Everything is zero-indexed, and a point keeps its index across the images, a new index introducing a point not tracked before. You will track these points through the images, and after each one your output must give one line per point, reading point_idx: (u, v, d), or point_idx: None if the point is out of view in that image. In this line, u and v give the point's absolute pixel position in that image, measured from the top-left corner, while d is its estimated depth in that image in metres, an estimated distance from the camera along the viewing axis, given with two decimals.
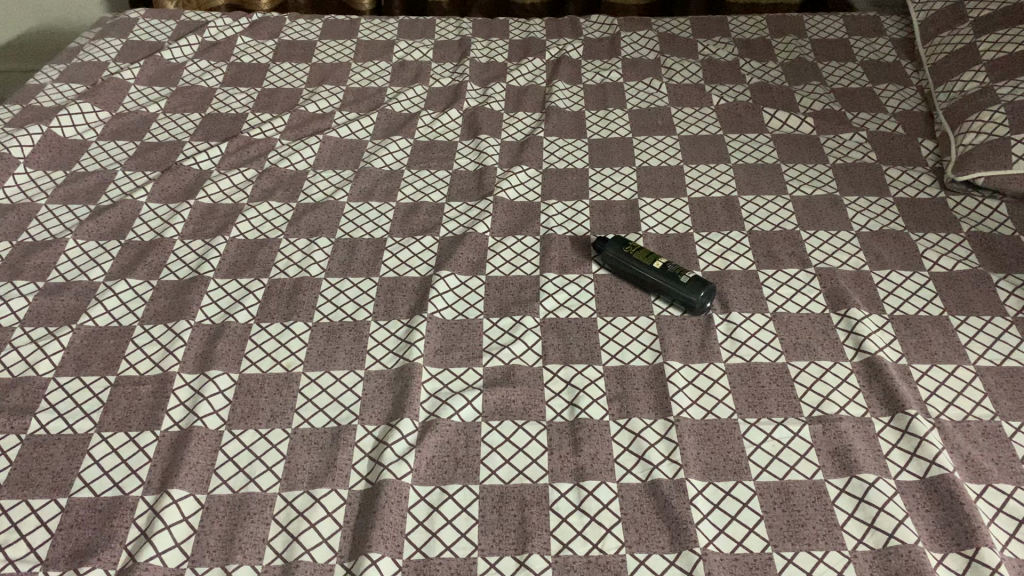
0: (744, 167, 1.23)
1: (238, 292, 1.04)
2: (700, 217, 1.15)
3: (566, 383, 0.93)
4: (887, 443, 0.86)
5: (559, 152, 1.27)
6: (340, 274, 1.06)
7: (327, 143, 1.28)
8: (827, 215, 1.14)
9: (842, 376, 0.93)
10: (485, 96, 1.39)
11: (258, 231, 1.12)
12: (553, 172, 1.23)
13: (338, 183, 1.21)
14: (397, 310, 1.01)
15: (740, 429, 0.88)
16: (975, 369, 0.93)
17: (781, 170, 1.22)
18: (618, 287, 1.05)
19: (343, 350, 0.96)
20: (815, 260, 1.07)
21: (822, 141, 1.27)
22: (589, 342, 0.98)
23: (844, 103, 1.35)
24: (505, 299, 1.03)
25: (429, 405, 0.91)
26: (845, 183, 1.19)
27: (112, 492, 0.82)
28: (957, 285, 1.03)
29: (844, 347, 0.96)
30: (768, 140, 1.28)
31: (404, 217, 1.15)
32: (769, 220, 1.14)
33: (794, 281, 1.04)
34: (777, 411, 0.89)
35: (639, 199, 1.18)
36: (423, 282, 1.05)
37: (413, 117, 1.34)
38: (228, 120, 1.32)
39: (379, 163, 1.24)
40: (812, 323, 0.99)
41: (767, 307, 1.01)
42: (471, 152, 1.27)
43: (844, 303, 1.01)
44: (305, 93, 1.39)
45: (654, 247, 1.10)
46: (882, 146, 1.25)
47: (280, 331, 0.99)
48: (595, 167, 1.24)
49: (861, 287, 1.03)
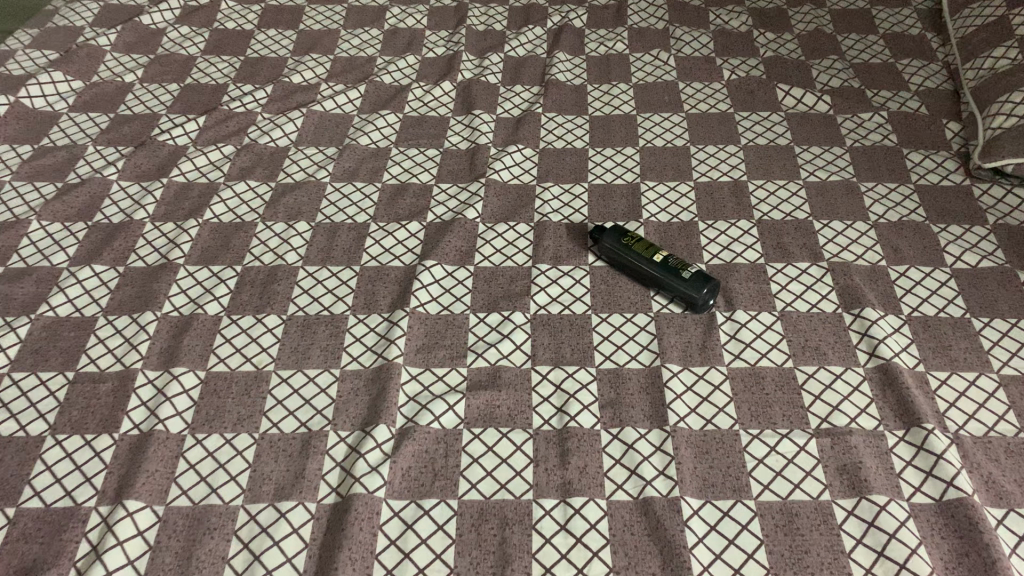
0: (755, 149, 1.15)
1: (208, 281, 0.97)
2: (706, 204, 1.07)
3: (556, 388, 0.86)
4: (901, 460, 0.79)
5: (557, 130, 1.19)
6: (318, 262, 0.99)
7: (311, 118, 1.20)
8: (842, 203, 1.06)
9: (853, 385, 0.86)
10: (481, 68, 1.31)
11: (233, 214, 1.06)
12: (551, 152, 1.16)
13: (321, 161, 1.14)
14: (377, 304, 0.95)
15: (741, 442, 0.81)
16: (999, 380, 0.86)
17: (794, 153, 1.14)
18: (616, 281, 0.98)
19: (318, 346, 0.90)
20: (828, 252, 1.00)
21: (840, 122, 1.19)
22: (582, 341, 0.91)
23: (864, 79, 1.26)
24: (493, 292, 0.96)
25: (407, 409, 0.85)
26: (863, 168, 1.11)
27: (64, 502, 0.76)
28: (981, 284, 0.95)
29: (856, 351, 0.89)
30: (782, 119, 1.20)
31: (389, 201, 1.08)
32: (780, 208, 1.06)
33: (805, 276, 0.97)
34: (782, 422, 0.83)
35: (641, 183, 1.10)
36: (407, 272, 0.98)
37: (403, 90, 1.26)
38: (207, 92, 1.25)
39: (364, 140, 1.17)
40: (822, 324, 0.92)
41: (775, 305, 0.94)
42: (464, 130, 1.19)
43: (858, 302, 0.93)
44: (290, 62, 1.31)
45: (655, 237, 1.03)
46: (904, 128, 1.17)
47: (252, 324, 0.92)
48: (595, 147, 1.16)
49: (877, 284, 0.96)
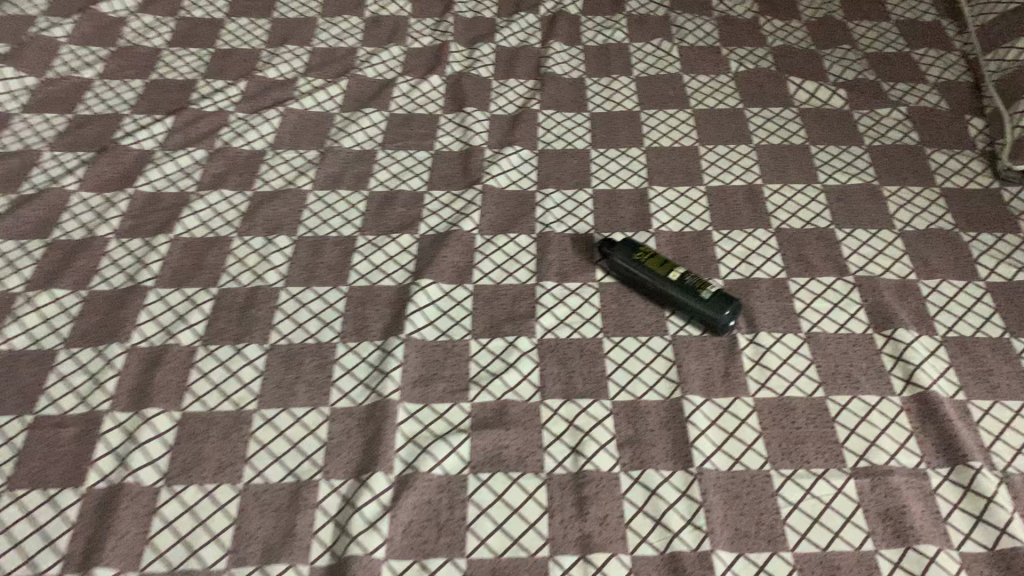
0: (768, 148, 1.08)
1: (181, 306, 0.88)
2: (720, 211, 1.00)
3: (569, 424, 0.79)
4: (947, 503, 0.73)
5: (556, 129, 1.11)
6: (302, 282, 0.91)
7: (289, 117, 1.11)
8: (865, 210, 0.99)
9: (890, 416, 0.79)
10: (471, 60, 1.22)
11: (207, 227, 0.96)
12: (550, 153, 1.07)
13: (301, 167, 1.04)
14: (368, 330, 0.86)
15: (773, 484, 0.75)
16: None
17: (811, 153, 1.07)
18: (627, 300, 0.90)
19: (305, 381, 0.82)
20: (854, 266, 0.93)
21: (857, 118, 1.11)
22: (594, 370, 0.83)
23: (879, 71, 1.19)
24: (495, 315, 0.88)
25: (406, 452, 0.77)
26: (885, 170, 1.04)
27: (24, 571, 0.68)
28: (1019, 300, 0.89)
29: (891, 377, 0.82)
30: (795, 116, 1.12)
31: (377, 211, 0.99)
32: (799, 215, 0.99)
33: (830, 292, 0.90)
34: (816, 460, 0.76)
35: (649, 189, 1.03)
36: (400, 293, 0.90)
37: (388, 85, 1.17)
38: (174, 88, 1.15)
39: (348, 142, 1.08)
40: (852, 346, 0.85)
41: (800, 326, 0.87)
42: (455, 129, 1.11)
43: (889, 322, 0.87)
44: (264, 54, 1.21)
45: (667, 249, 0.95)
46: (925, 125, 1.10)
47: (230, 356, 0.84)
48: (598, 148, 1.08)
49: (908, 301, 0.89)
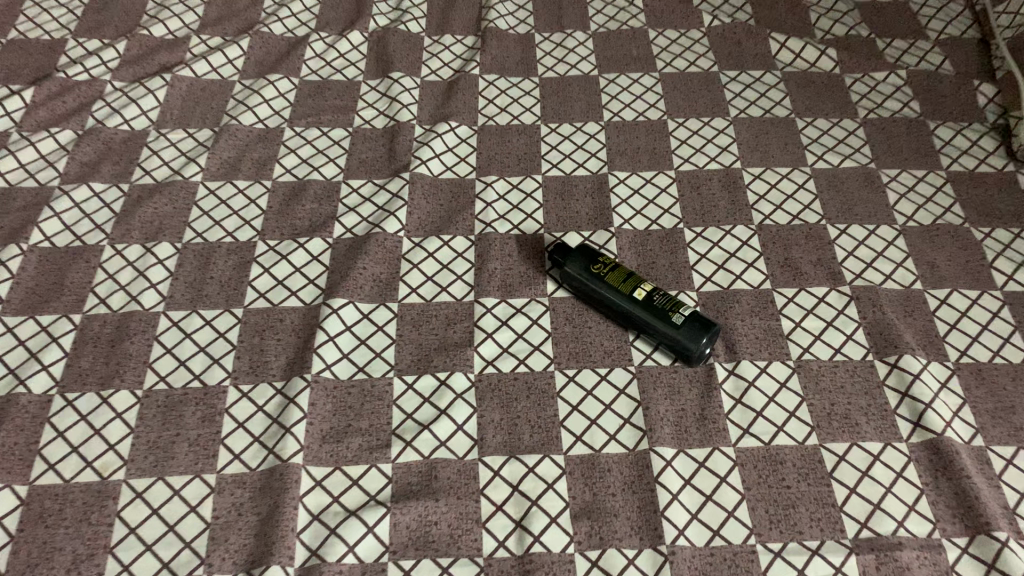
0: (748, 122, 0.92)
1: (34, 340, 0.71)
2: (692, 203, 0.84)
3: (512, 490, 0.65)
4: None
5: (499, 99, 0.94)
6: (187, 306, 0.74)
7: (178, 87, 0.92)
8: (861, 200, 0.84)
9: (897, 470, 0.66)
10: (399, 12, 1.03)
11: (71, 234, 0.79)
12: (493, 130, 0.91)
13: (191, 151, 0.87)
14: (266, 367, 0.71)
15: (760, 564, 0.61)
16: None
17: (797, 128, 0.91)
18: (584, 321, 0.75)
19: (187, 441, 0.66)
20: (849, 273, 0.79)
21: (849, 84, 0.96)
22: (544, 414, 0.69)
23: (873, 26, 1.03)
24: (424, 343, 0.73)
25: (311, 534, 0.62)
26: (882, 150, 0.89)
27: None
28: None
29: (896, 418, 0.69)
30: (778, 80, 0.96)
31: (282, 207, 0.82)
32: (784, 207, 0.84)
33: (823, 308, 0.76)
34: (810, 531, 0.63)
35: (609, 175, 0.87)
36: (308, 317, 0.74)
37: (300, 44, 0.98)
38: (38, 51, 0.95)
39: (249, 118, 0.90)
40: (850, 378, 0.71)
41: (788, 352, 0.73)
42: (380, 99, 0.93)
43: (893, 346, 0.73)
44: (150, 7, 1.01)
45: (631, 253, 0.80)
46: (926, 92, 0.95)
47: (95, 408, 0.68)
48: (548, 123, 0.92)
49: (913, 317, 0.75)
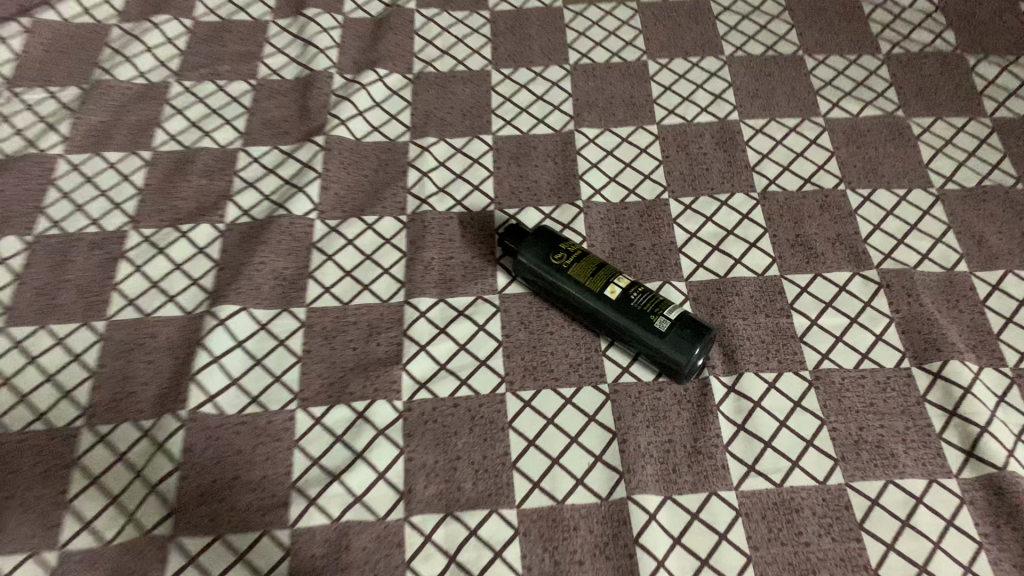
0: (746, 62, 0.75)
1: None
2: (679, 166, 0.68)
3: (448, 561, 0.49)
4: None
5: (440, 41, 0.76)
6: (33, 319, 0.58)
7: (39, 35, 0.74)
8: (886, 158, 0.68)
9: (948, 517, 0.51)
10: None
11: None
12: (432, 79, 0.73)
13: (51, 115, 0.69)
14: (131, 401, 0.54)
15: None
16: None
17: (805, 68, 0.74)
18: (545, 325, 0.59)
19: (19, 506, 0.50)
20: (876, 252, 0.63)
21: (867, 12, 0.79)
22: (491, 454, 0.53)
23: None
24: (338, 361, 0.57)
25: None
26: (911, 93, 0.72)
27: None
28: None
29: (944, 445, 0.54)
30: (781, 9, 0.79)
31: (163, 184, 0.65)
32: (793, 169, 0.68)
33: (845, 300, 0.60)
34: None
35: (575, 134, 0.70)
36: (189, 330, 0.58)
37: None
38: None
39: (127, 72, 0.72)
40: (884, 391, 0.56)
41: (803, 359, 0.57)
42: (291, 44, 0.75)
43: (937, 348, 0.57)
44: None
45: (603, 235, 0.64)
46: (962, 19, 0.78)
47: None
48: (501, 69, 0.74)
49: (959, 308, 0.60)
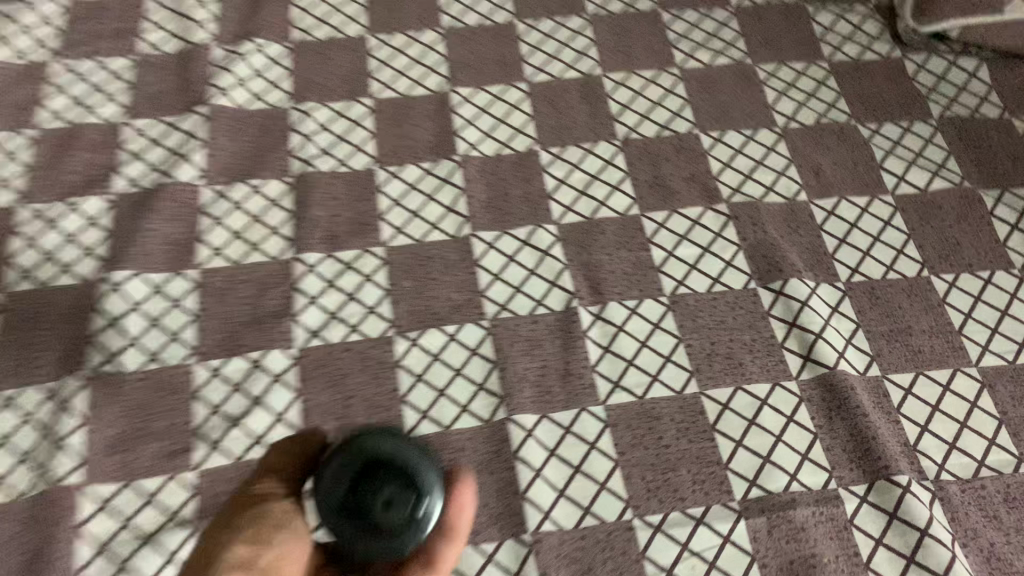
0: (609, 18, 0.80)
1: None
2: (548, 119, 0.73)
3: None
4: (869, 539, 0.53)
5: (316, 8, 0.78)
6: None
7: None
8: (736, 102, 0.74)
9: (788, 414, 0.58)
10: None
11: None
12: (311, 46, 0.75)
13: None
14: (32, 366, 0.57)
15: (639, 541, 0.53)
16: (981, 377, 0.60)
17: (663, 23, 0.80)
18: (427, 270, 0.64)
19: None
20: (726, 187, 0.69)
21: None
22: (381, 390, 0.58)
23: None
24: (232, 315, 0.60)
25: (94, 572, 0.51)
26: (758, 40, 0.79)
27: None
28: (937, 217, 0.68)
29: (786, 353, 0.61)
30: None
31: (49, 160, 0.67)
32: (652, 117, 0.73)
33: (700, 231, 0.66)
34: (694, 496, 0.55)
35: (451, 93, 0.74)
36: (85, 296, 0.60)
37: None
38: None
39: (4, 52, 0.73)
40: (733, 309, 0.62)
41: (661, 287, 0.64)
42: (169, 17, 0.76)
43: (778, 270, 0.64)
44: None
45: (479, 185, 0.68)
46: None
47: None
48: (378, 33, 0.77)
49: (799, 234, 0.67)
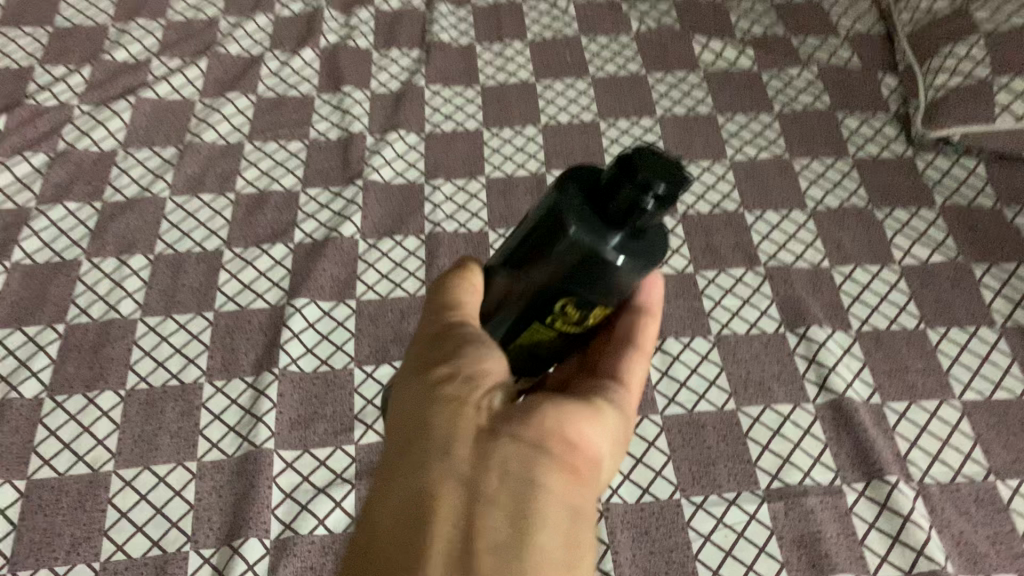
0: (674, 120, 1.00)
1: (24, 348, 0.78)
2: None
3: None
4: (864, 523, 0.69)
5: (444, 107, 1.00)
6: (162, 311, 0.81)
7: (140, 108, 0.98)
8: (775, 188, 0.93)
9: (805, 427, 0.75)
10: (348, 27, 1.10)
11: (50, 250, 0.85)
12: (440, 137, 0.97)
13: (158, 169, 0.93)
14: (237, 365, 0.78)
15: (685, 514, 0.70)
16: (961, 407, 0.76)
17: (718, 124, 1.00)
18: None
19: (168, 433, 0.73)
20: (764, 254, 0.87)
21: (765, 81, 1.04)
22: None
23: (789, 26, 1.12)
24: (381, 335, 0.80)
25: (283, 511, 0.70)
26: (795, 139, 0.98)
27: None
28: (934, 283, 0.84)
29: (805, 382, 0.77)
30: (701, 81, 1.05)
31: (245, 216, 0.89)
32: (706, 197, 0.92)
33: (741, 286, 0.84)
34: (728, 484, 0.72)
35: (547, 174, 0.94)
36: (274, 316, 0.81)
37: (256, 62, 1.05)
38: (7, 79, 1.01)
39: (210, 134, 0.96)
40: (765, 347, 0.80)
41: (709, 328, 0.81)
42: (333, 112, 0.99)
43: (803, 319, 0.81)
44: (111, 32, 1.08)
45: None
46: (836, 86, 1.03)
47: (82, 407, 0.74)
48: (491, 127, 0.99)
49: (821, 292, 0.84)
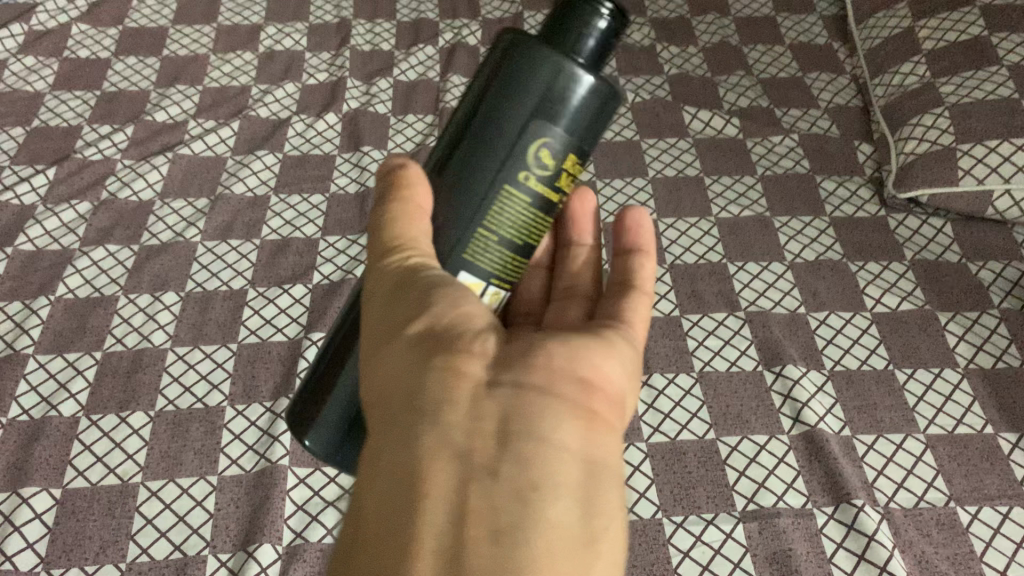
0: (665, 181, 1.09)
1: (63, 372, 0.85)
2: None
3: None
4: (832, 542, 0.74)
5: None
6: (190, 342, 0.89)
7: (176, 163, 1.08)
8: (756, 242, 1.01)
9: (779, 455, 0.80)
10: (368, 95, 1.20)
11: (91, 286, 0.93)
12: None
13: (191, 217, 1.02)
14: (257, 391, 0.85)
15: (665, 531, 0.76)
16: (925, 441, 0.82)
17: (705, 185, 1.08)
18: None
19: (191, 450, 0.80)
20: (744, 300, 0.94)
21: (750, 147, 1.13)
22: None
23: (773, 98, 1.21)
24: None
25: (294, 521, 0.76)
26: (776, 199, 1.06)
27: None
28: (902, 329, 0.91)
29: (780, 416, 0.84)
30: (691, 146, 1.14)
31: (269, 260, 0.97)
32: (692, 249, 1.00)
33: (723, 329, 0.91)
34: (707, 505, 0.77)
35: None
36: (292, 348, 0.88)
37: (283, 124, 1.15)
38: (58, 136, 1.11)
39: (240, 187, 1.05)
40: (743, 383, 0.86)
41: (692, 366, 0.88)
42: (351, 169, 1.09)
43: (779, 358, 0.88)
44: (153, 97, 1.18)
45: None
46: (815, 152, 1.12)
47: (115, 425, 0.81)
48: None
49: (797, 335, 0.91)
